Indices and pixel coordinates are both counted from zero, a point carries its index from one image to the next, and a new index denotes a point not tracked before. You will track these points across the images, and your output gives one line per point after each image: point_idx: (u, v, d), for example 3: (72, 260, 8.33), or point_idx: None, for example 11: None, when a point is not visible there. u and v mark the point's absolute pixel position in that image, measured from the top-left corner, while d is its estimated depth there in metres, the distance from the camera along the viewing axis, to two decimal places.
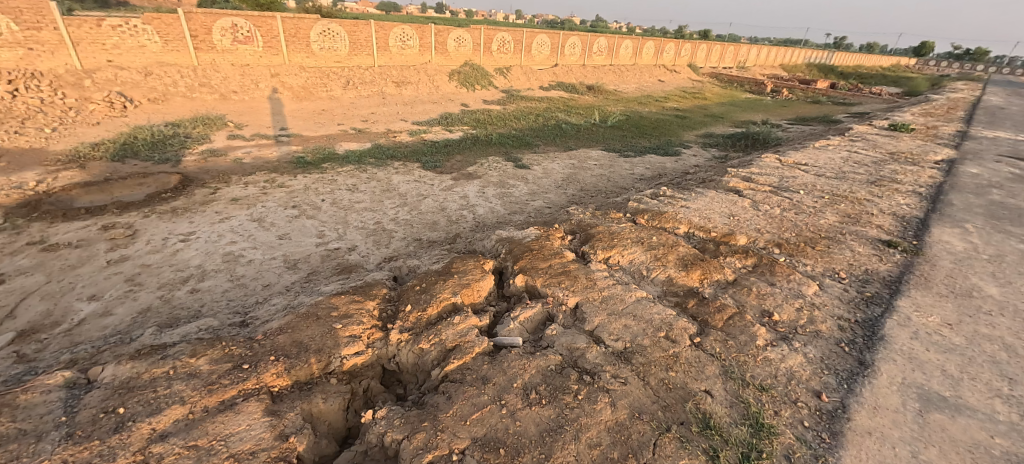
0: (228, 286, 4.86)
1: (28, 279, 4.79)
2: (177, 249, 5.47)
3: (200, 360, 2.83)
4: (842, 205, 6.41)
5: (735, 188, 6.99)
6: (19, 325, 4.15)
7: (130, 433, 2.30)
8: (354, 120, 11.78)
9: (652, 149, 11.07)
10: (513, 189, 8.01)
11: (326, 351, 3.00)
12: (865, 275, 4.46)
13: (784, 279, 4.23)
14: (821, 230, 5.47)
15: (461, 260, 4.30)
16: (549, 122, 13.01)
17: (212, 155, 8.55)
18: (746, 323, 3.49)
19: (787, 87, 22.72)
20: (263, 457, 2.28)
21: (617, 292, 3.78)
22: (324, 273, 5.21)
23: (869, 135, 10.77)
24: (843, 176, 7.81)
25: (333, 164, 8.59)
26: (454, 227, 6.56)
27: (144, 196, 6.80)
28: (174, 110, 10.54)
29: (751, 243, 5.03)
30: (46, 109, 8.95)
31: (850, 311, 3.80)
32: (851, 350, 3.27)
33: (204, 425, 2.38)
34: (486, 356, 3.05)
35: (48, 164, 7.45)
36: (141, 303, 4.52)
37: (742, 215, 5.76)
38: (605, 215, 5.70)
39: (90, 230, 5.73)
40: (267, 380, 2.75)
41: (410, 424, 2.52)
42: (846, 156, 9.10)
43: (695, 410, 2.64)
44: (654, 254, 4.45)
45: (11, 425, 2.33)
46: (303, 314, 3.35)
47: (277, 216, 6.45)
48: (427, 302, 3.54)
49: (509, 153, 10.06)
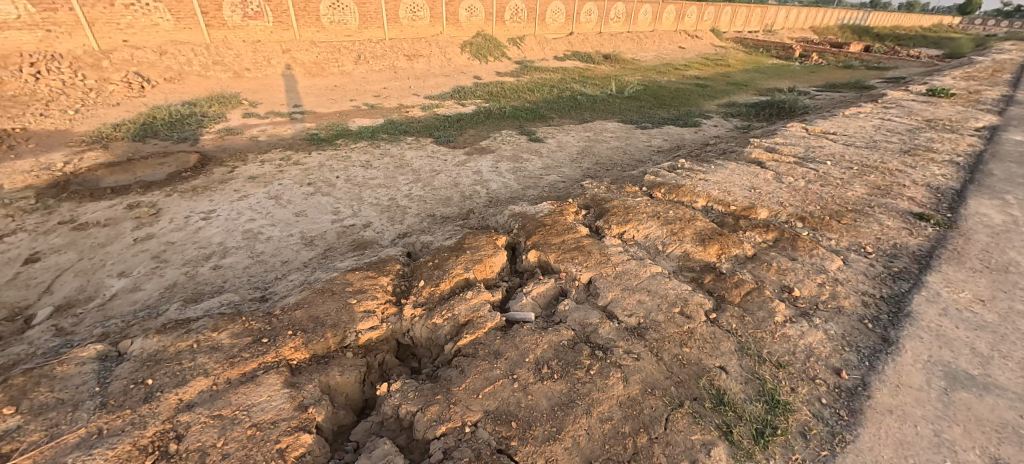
0: (248, 262, 4.99)
1: (62, 256, 5.00)
2: (199, 227, 5.61)
3: (222, 334, 2.93)
4: (871, 176, 6.13)
5: (758, 159, 6.75)
6: (56, 300, 4.38)
7: (159, 403, 2.41)
8: (367, 96, 11.72)
9: (670, 120, 10.74)
10: (527, 164, 7.91)
11: (342, 326, 3.07)
12: (893, 249, 4.29)
13: (806, 253, 4.10)
14: (848, 203, 5.26)
15: (474, 235, 4.29)
16: (564, 93, 12.69)
17: (229, 133, 8.66)
18: (764, 299, 3.42)
19: (818, 51, 21.56)
20: (283, 426, 2.36)
21: (632, 267, 3.72)
22: (340, 249, 5.30)
23: (904, 102, 10.19)
24: (874, 145, 7.46)
25: (347, 140, 8.62)
26: (468, 202, 6.55)
27: (165, 175, 6.97)
28: (190, 89, 10.66)
29: (773, 217, 4.88)
30: (69, 91, 9.17)
31: (875, 286, 3.68)
32: (874, 327, 3.18)
33: (227, 396, 2.48)
34: (499, 331, 3.07)
35: (74, 145, 7.68)
36: (168, 279, 4.68)
37: (763, 187, 5.57)
38: (620, 189, 5.59)
39: (116, 209, 5.91)
40: (286, 353, 2.83)
41: (424, 397, 2.57)
42: (878, 124, 8.66)
43: (709, 386, 2.61)
44: (670, 228, 4.35)
45: (50, 394, 2.48)
46: (319, 290, 3.41)
47: (294, 193, 6.54)
48: (439, 278, 3.57)
49: (523, 127, 9.89)
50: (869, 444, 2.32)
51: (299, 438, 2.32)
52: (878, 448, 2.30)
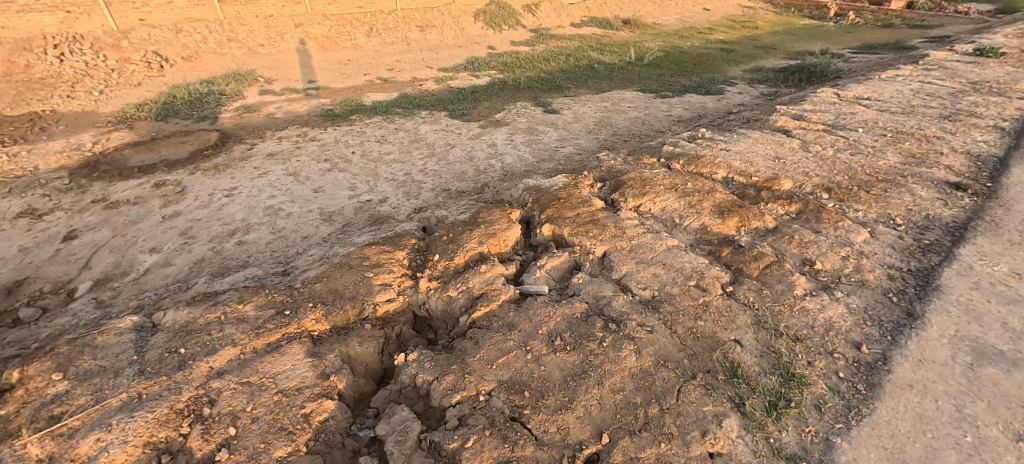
0: (270, 238, 5.14)
1: (97, 233, 5.25)
2: (222, 204, 5.78)
3: (247, 306, 3.04)
4: (906, 143, 5.82)
5: (784, 127, 6.49)
6: (95, 275, 4.63)
7: (192, 370, 2.55)
8: (381, 69, 11.61)
9: (692, 88, 10.34)
10: (542, 136, 7.80)
11: (360, 299, 3.15)
12: (925, 221, 4.12)
13: (831, 225, 3.97)
14: (880, 172, 5.03)
15: (488, 209, 4.30)
16: (581, 62, 12.31)
17: (246, 110, 8.76)
18: (783, 272, 3.35)
19: (855, 8, 20.18)
20: (307, 393, 2.47)
21: (648, 241, 3.69)
22: (358, 225, 5.40)
23: (947, 63, 9.54)
24: (911, 111, 7.05)
25: (361, 115, 8.62)
26: (483, 176, 6.53)
27: (188, 153, 7.15)
28: (207, 67, 10.76)
29: (797, 188, 4.71)
30: (92, 72, 9.39)
31: (903, 259, 3.55)
32: (899, 301, 3.10)
33: (254, 364, 2.59)
34: (513, 303, 3.11)
35: (100, 125, 7.92)
36: (196, 255, 4.88)
37: (788, 157, 5.37)
38: (638, 160, 5.47)
39: (145, 188, 6.13)
40: (307, 324, 2.92)
41: (439, 366, 2.64)
42: (917, 87, 8.15)
43: (723, 359, 2.60)
44: (688, 201, 4.26)
45: (93, 362, 2.65)
46: (337, 264, 3.50)
47: (311, 169, 6.64)
48: (454, 252, 3.61)
49: (539, 98, 9.70)
50: (886, 418, 2.28)
51: (322, 404, 2.43)
52: (896, 421, 2.26)
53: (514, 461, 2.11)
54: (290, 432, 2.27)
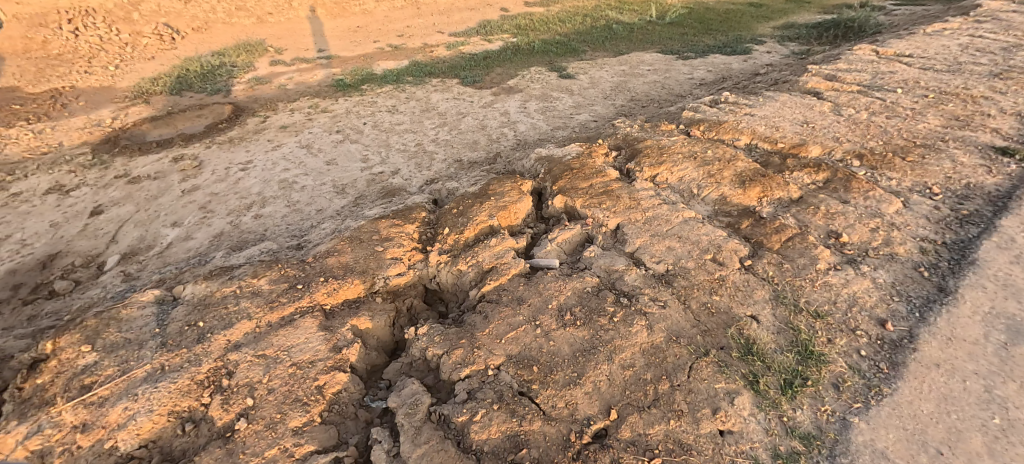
0: (286, 212, 5.28)
1: (121, 208, 5.43)
2: (238, 178, 5.90)
3: (261, 280, 3.07)
4: (949, 105, 5.42)
5: (814, 89, 6.11)
6: (121, 248, 4.83)
7: (210, 343, 2.61)
8: (392, 35, 11.33)
9: (716, 48, 9.79)
10: (557, 102, 7.57)
11: (371, 273, 3.16)
12: (965, 189, 3.86)
13: (860, 195, 3.76)
14: (918, 136, 4.71)
15: (499, 181, 4.23)
16: (598, 22, 11.75)
17: (259, 82, 8.73)
18: (806, 245, 3.20)
19: None
20: (320, 366, 2.51)
21: (663, 213, 3.57)
22: (370, 197, 5.43)
23: (1001, 13, 8.75)
24: (956, 68, 6.54)
25: (372, 84, 8.49)
26: (495, 146, 6.41)
27: (203, 127, 7.22)
28: (218, 38, 10.69)
29: (825, 155, 4.45)
30: (107, 47, 9.44)
31: (937, 231, 3.35)
32: (930, 276, 2.94)
33: (269, 338, 2.63)
34: (523, 277, 3.07)
35: (118, 100, 8.02)
36: (215, 229, 5.06)
37: (818, 122, 5.06)
38: (655, 127, 5.25)
39: (164, 162, 6.26)
40: (319, 298, 2.93)
41: (449, 341, 2.65)
42: (965, 42, 7.53)
43: (738, 335, 2.52)
44: (707, 170, 4.09)
45: (118, 334, 2.75)
46: (348, 238, 3.50)
47: (324, 141, 6.66)
48: (464, 225, 3.57)
49: (554, 62, 9.35)
50: (908, 398, 2.19)
51: (335, 376, 2.47)
52: (918, 402, 2.17)
53: (522, 435, 2.13)
54: (304, 403, 2.33)
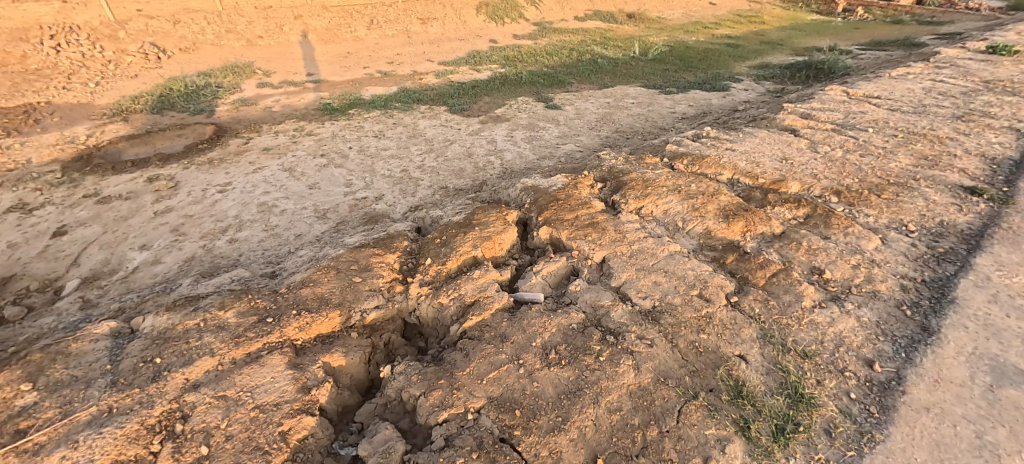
0: (262, 236, 5.09)
1: (87, 229, 5.20)
2: (215, 200, 5.72)
3: (228, 312, 2.87)
4: (918, 145, 5.63)
5: (791, 126, 6.31)
6: (83, 272, 4.60)
7: (167, 382, 2.40)
8: (381, 62, 11.42)
9: (696, 84, 10.14)
10: (543, 132, 7.64)
11: (347, 306, 3.00)
12: (939, 227, 3.95)
13: (841, 231, 3.81)
14: (891, 174, 4.86)
15: (483, 210, 4.16)
16: (584, 56, 12.09)
17: (243, 103, 8.61)
18: (791, 282, 3.19)
19: (863, 4, 19.57)
20: (285, 409, 2.32)
21: (649, 246, 3.54)
22: (352, 223, 5.29)
23: (959, 61, 9.31)
24: (922, 110, 6.86)
25: (359, 109, 8.47)
26: (481, 174, 6.38)
27: (182, 147, 7.03)
28: (204, 59, 10.60)
29: (805, 191, 4.54)
30: (88, 63, 9.25)
31: (916, 269, 3.39)
32: (913, 315, 2.94)
33: (232, 377, 2.44)
34: (506, 312, 2.96)
35: (95, 117, 7.79)
36: (186, 253, 4.85)
37: (796, 158, 5.19)
38: (640, 160, 5.31)
39: (137, 182, 6.05)
40: (289, 333, 2.75)
41: (427, 381, 2.50)
42: (928, 86, 7.95)
43: (727, 376, 2.45)
44: (692, 204, 4.11)
45: (65, 371, 2.52)
46: (325, 267, 3.35)
47: (307, 165, 6.53)
48: (446, 255, 3.47)
49: (540, 93, 9.51)
50: (901, 445, 2.13)
51: (301, 421, 2.28)
52: (911, 449, 2.11)
53: None
54: (266, 452, 2.13)
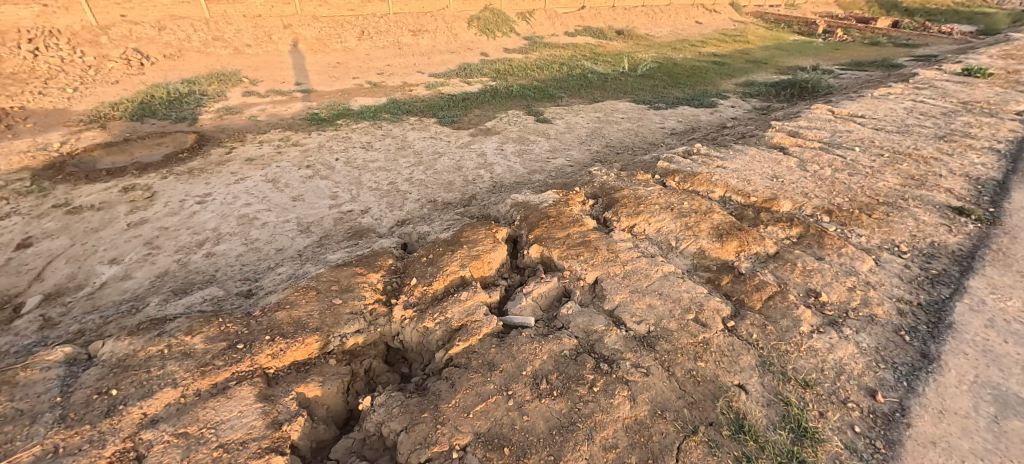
0: (241, 250, 4.87)
1: (54, 241, 4.94)
2: (193, 211, 5.49)
3: (196, 337, 2.66)
4: (904, 164, 5.68)
5: (780, 144, 6.34)
6: (46, 288, 4.34)
7: (121, 417, 2.19)
8: (371, 73, 11.32)
9: (685, 100, 10.22)
10: (533, 146, 7.57)
11: (326, 330, 2.81)
12: (931, 248, 3.93)
13: (834, 252, 3.76)
14: (880, 194, 4.86)
15: (472, 227, 4.02)
16: (574, 71, 12.15)
17: (228, 112, 8.40)
18: (788, 305, 3.11)
19: (843, 26, 20.14)
20: (253, 448, 2.12)
21: (642, 266, 3.44)
22: (336, 237, 5.11)
23: (937, 82, 9.56)
24: (906, 130, 6.97)
25: (348, 119, 8.31)
26: (471, 187, 6.26)
27: (162, 156, 6.78)
28: (189, 66, 10.37)
29: (797, 210, 4.51)
30: (67, 68, 8.96)
31: (911, 292, 3.34)
32: (912, 340, 2.87)
33: (195, 412, 2.23)
34: (495, 338, 2.82)
35: (71, 124, 7.50)
36: (159, 267, 4.61)
37: (787, 176, 5.18)
38: (632, 176, 5.24)
39: (111, 192, 5.80)
40: (261, 361, 2.55)
41: (409, 414, 2.33)
42: (910, 106, 8.11)
43: (727, 409, 2.33)
44: (685, 222, 4.04)
45: (10, 404, 2.29)
46: (303, 287, 3.16)
47: (291, 176, 6.33)
48: (432, 276, 3.31)
49: (531, 106, 9.48)
50: None
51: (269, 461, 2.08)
52: None
53: None
54: None
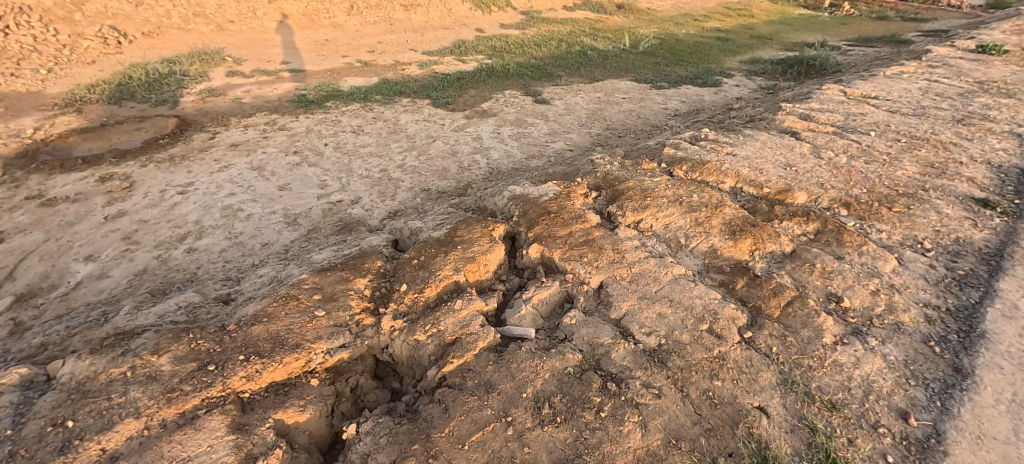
0: (225, 245, 4.60)
1: (27, 237, 4.66)
2: (174, 203, 5.19)
3: (163, 358, 2.42)
4: (922, 150, 5.39)
5: (791, 128, 6.03)
6: (18, 288, 4.08)
7: (77, 455, 1.97)
8: (361, 51, 10.81)
9: (689, 79, 9.80)
10: (531, 129, 7.22)
11: (307, 346, 2.58)
12: (956, 245, 3.69)
13: (855, 250, 3.52)
14: (899, 184, 4.59)
15: (467, 224, 3.75)
16: (573, 48, 11.64)
17: (211, 94, 7.97)
18: (809, 313, 2.87)
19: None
20: None
21: (650, 269, 3.19)
22: (325, 231, 4.83)
23: (951, 60, 9.16)
24: (921, 112, 6.65)
25: (337, 101, 7.91)
26: (466, 175, 5.95)
27: (141, 142, 6.42)
28: (170, 44, 9.85)
29: (812, 202, 4.24)
30: (40, 48, 8.46)
31: (939, 295, 3.12)
32: (943, 352, 2.66)
33: (159, 447, 2.01)
34: (493, 353, 2.59)
35: (45, 108, 7.09)
36: (138, 265, 4.35)
37: (800, 164, 4.90)
38: (636, 165, 4.95)
39: (87, 182, 5.47)
40: (234, 385, 2.32)
41: (398, 445, 2.12)
42: (924, 86, 7.75)
43: (748, 437, 2.12)
44: (694, 218, 3.78)
45: None
46: (283, 297, 2.91)
47: (278, 164, 6.01)
48: (424, 281, 3.07)
49: (528, 86, 9.07)
50: None
51: None
52: None
53: None
54: None
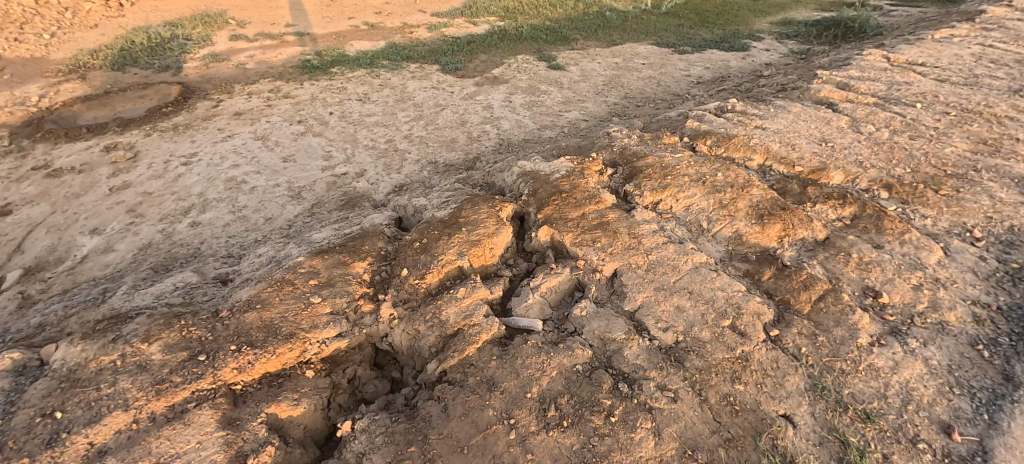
0: (228, 219, 4.49)
1: (34, 209, 4.61)
2: (178, 174, 5.07)
3: (154, 346, 2.33)
4: (973, 125, 4.92)
5: (827, 99, 5.56)
6: (25, 262, 4.05)
7: (64, 449, 1.90)
8: (368, 12, 10.33)
9: (714, 42, 9.15)
10: (544, 97, 6.85)
11: (301, 336, 2.46)
12: (1009, 234, 3.35)
13: (896, 239, 3.21)
14: (947, 163, 4.20)
15: (474, 203, 3.54)
16: (591, 9, 10.95)
17: (214, 59, 7.72)
18: (843, 309, 2.63)
19: None
20: None
21: (669, 256, 2.96)
22: (329, 205, 4.67)
23: (1010, 21, 8.32)
24: (974, 81, 6.06)
25: (342, 67, 7.59)
26: (475, 147, 5.68)
27: (145, 110, 6.28)
28: (173, 7, 9.55)
29: (848, 182, 3.90)
30: (43, 11, 8.27)
31: (989, 292, 2.83)
32: (992, 357, 2.41)
33: (147, 442, 1.93)
34: (497, 346, 2.44)
35: (49, 74, 6.96)
36: (142, 239, 4.27)
37: (836, 140, 4.51)
38: (656, 139, 4.62)
39: (92, 152, 5.38)
40: (225, 377, 2.22)
41: (395, 446, 2.01)
42: (978, 52, 7.06)
43: (771, 449, 1.95)
44: (718, 199, 3.49)
45: None
46: (279, 281, 2.78)
47: (282, 133, 5.81)
48: (426, 266, 2.89)
49: (542, 51, 8.58)
50: None
51: None
52: None
53: None
54: None
